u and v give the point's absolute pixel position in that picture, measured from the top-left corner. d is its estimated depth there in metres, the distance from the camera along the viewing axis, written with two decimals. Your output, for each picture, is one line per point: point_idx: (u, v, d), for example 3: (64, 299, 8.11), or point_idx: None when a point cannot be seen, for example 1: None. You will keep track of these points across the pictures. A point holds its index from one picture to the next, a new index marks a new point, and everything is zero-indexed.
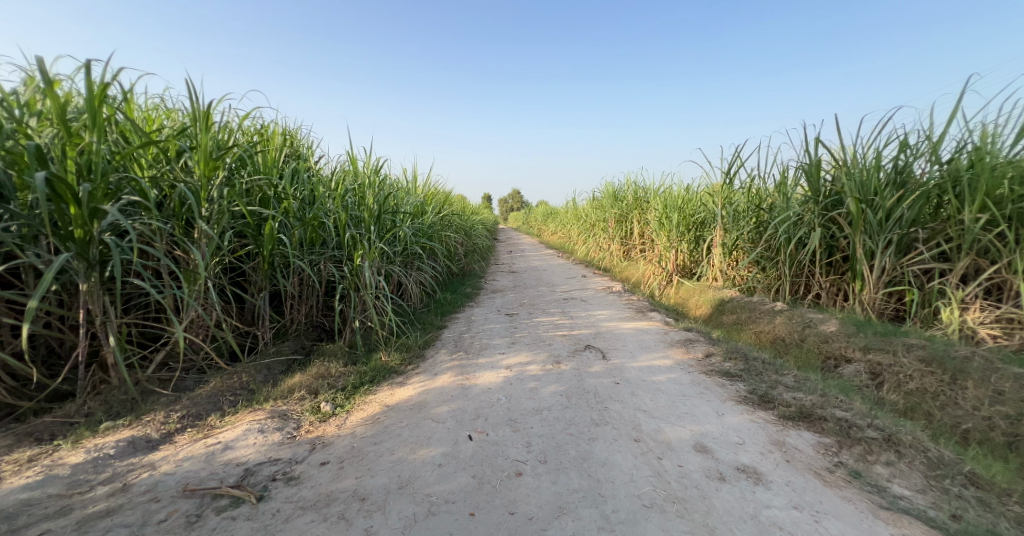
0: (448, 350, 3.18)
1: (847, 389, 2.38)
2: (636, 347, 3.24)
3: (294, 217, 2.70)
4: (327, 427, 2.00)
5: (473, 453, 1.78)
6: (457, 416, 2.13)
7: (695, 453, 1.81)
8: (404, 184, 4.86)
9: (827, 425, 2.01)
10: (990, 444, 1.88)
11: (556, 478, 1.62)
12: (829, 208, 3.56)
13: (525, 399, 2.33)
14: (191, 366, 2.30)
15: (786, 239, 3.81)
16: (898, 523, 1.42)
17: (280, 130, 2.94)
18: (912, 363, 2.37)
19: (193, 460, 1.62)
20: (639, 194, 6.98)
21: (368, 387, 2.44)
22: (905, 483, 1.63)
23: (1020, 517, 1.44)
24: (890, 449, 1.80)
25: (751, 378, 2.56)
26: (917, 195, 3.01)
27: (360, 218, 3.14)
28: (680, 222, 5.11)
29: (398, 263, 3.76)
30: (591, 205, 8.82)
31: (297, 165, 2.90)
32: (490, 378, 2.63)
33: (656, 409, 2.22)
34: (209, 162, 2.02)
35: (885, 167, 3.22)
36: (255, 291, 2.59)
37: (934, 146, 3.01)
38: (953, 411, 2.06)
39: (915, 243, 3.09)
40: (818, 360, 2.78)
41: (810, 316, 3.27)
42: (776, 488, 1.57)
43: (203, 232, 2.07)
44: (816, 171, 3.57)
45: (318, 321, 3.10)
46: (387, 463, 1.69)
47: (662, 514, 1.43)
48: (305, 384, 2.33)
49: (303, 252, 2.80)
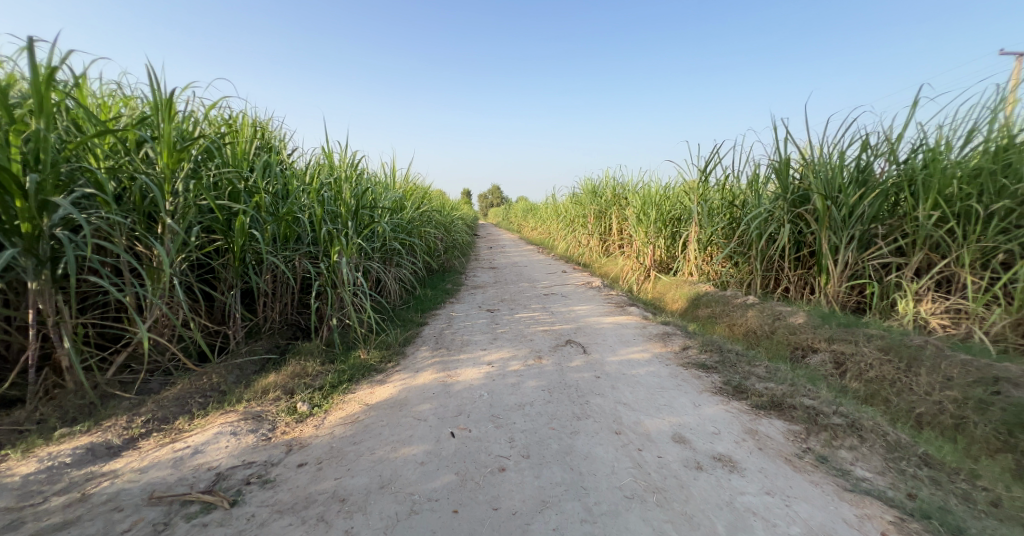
0: (429, 347, 3.14)
1: (813, 378, 2.47)
2: (615, 341, 3.28)
3: (267, 212, 2.60)
4: (304, 427, 1.94)
5: (456, 450, 1.76)
6: (439, 413, 2.11)
7: (673, 444, 1.85)
8: (382, 178, 4.77)
9: (796, 413, 2.07)
10: (940, 427, 1.99)
11: (539, 472, 1.62)
12: (797, 204, 3.67)
13: (507, 395, 2.33)
14: (157, 368, 2.19)
15: (758, 234, 3.92)
16: (860, 503, 1.48)
17: (249, 121, 2.82)
18: (872, 352, 2.49)
19: (159, 466, 1.55)
20: (617, 190, 7.06)
21: (347, 386, 2.39)
22: (867, 466, 1.70)
23: (967, 494, 1.53)
24: (853, 434, 1.88)
25: (725, 370, 2.63)
26: (877, 193, 3.15)
27: (336, 213, 3.06)
28: (656, 218, 5.17)
29: (375, 259, 3.70)
30: (571, 201, 8.87)
31: (268, 157, 2.80)
32: (472, 374, 2.62)
33: (635, 401, 2.26)
34: (172, 153, 1.92)
35: (848, 166, 3.35)
36: (225, 289, 2.49)
37: (893, 146, 3.14)
38: (908, 397, 2.16)
39: (874, 239, 3.24)
40: (787, 350, 2.88)
41: (779, 309, 3.37)
42: (749, 476, 1.61)
43: (168, 227, 1.96)
44: (785, 169, 3.68)
45: (293, 319, 3.01)
46: (368, 462, 1.66)
47: (643, 504, 1.45)
48: (281, 384, 2.26)
49: (276, 248, 2.72)
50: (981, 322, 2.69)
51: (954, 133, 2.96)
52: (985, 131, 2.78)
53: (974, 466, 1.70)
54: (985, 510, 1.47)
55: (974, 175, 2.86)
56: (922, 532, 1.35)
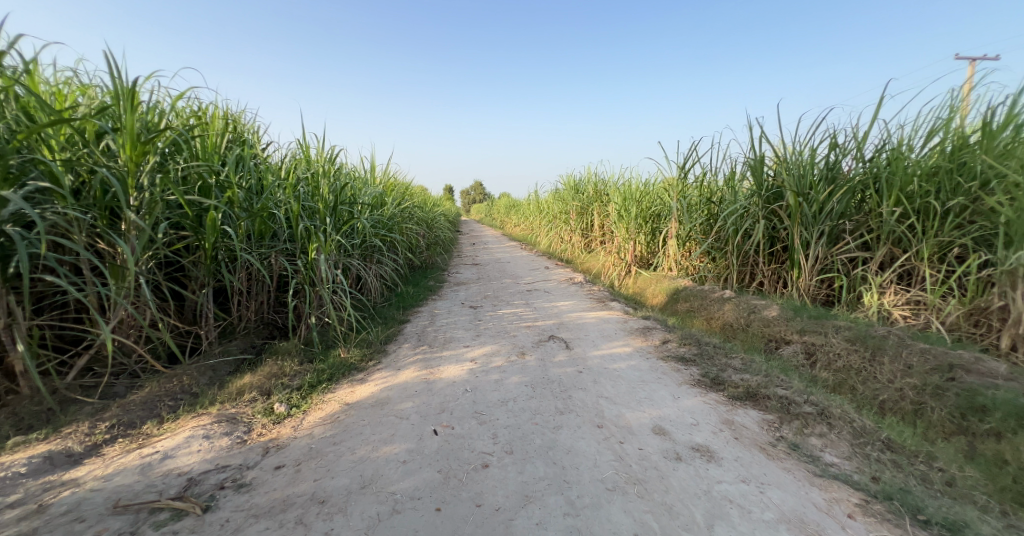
0: (411, 345, 3.11)
1: (786, 369, 2.55)
2: (597, 336, 3.31)
3: (240, 208, 2.52)
4: (282, 428, 1.89)
5: (439, 448, 1.75)
6: (422, 411, 2.09)
7: (654, 436, 1.88)
8: (361, 174, 4.68)
9: (770, 403, 2.13)
10: (901, 412, 2.08)
11: (522, 468, 1.62)
12: (771, 201, 3.77)
13: (490, 391, 2.32)
14: (122, 371, 2.09)
15: (734, 230, 4.01)
16: (829, 487, 1.53)
17: (220, 113, 2.72)
18: (841, 343, 2.58)
19: (125, 473, 1.48)
20: (599, 186, 7.10)
21: (326, 386, 2.34)
22: (836, 452, 1.76)
23: (925, 476, 1.61)
24: (823, 422, 1.94)
25: (703, 362, 2.69)
26: (845, 190, 3.26)
27: (314, 209, 3.00)
28: (637, 214, 5.23)
29: (355, 256, 3.63)
30: (553, 198, 8.89)
31: (240, 151, 2.70)
32: (455, 371, 2.60)
33: (617, 395, 2.28)
34: (136, 145, 1.83)
35: (818, 164, 3.45)
36: (197, 287, 2.40)
37: (859, 144, 3.25)
38: (873, 384, 2.25)
39: (843, 234, 3.35)
40: (762, 342, 2.96)
41: (754, 302, 3.46)
42: (726, 465, 1.65)
43: (132, 223, 1.87)
44: (760, 167, 3.77)
45: (270, 318, 2.93)
46: (349, 462, 1.63)
47: (624, 496, 1.47)
48: (257, 385, 2.20)
49: (251, 245, 2.64)
50: (937, 312, 2.82)
51: (916, 133, 3.07)
52: (942, 131, 2.90)
53: (931, 449, 1.79)
54: (941, 490, 1.55)
55: (932, 173, 2.98)
56: (885, 513, 1.41)
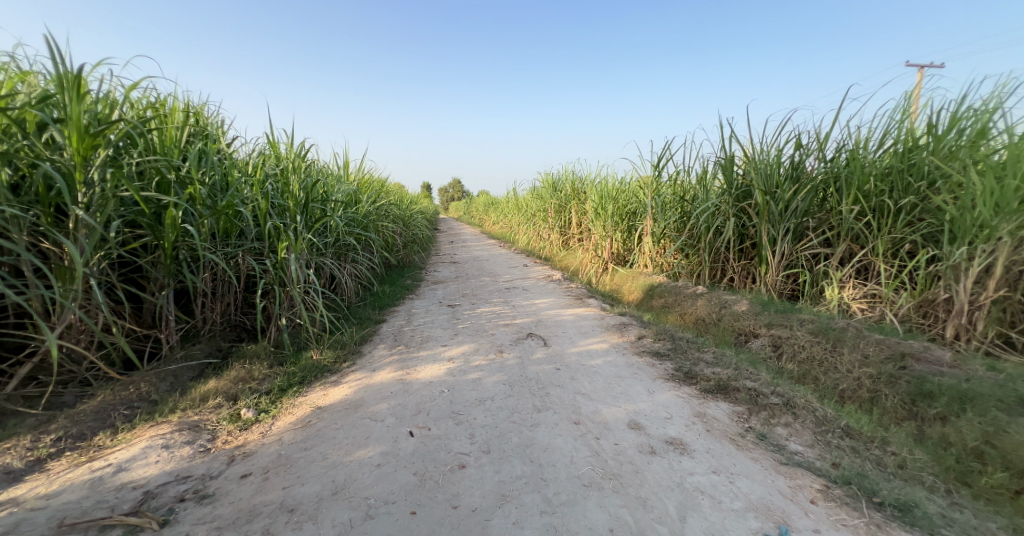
0: (386, 345, 3.05)
1: (754, 361, 2.63)
2: (574, 333, 3.33)
3: (203, 205, 2.40)
4: (249, 434, 1.82)
5: (415, 450, 1.72)
6: (397, 412, 2.05)
7: (629, 431, 1.90)
8: (334, 170, 4.55)
9: (740, 395, 2.20)
10: (859, 400, 2.19)
11: (499, 467, 1.61)
12: (740, 199, 3.89)
13: (467, 390, 2.30)
14: (71, 379, 1.96)
15: (706, 227, 4.11)
16: (794, 475, 1.59)
17: (181, 105, 2.59)
18: (805, 335, 2.68)
19: (73, 489, 1.39)
20: (577, 184, 7.14)
21: (297, 389, 2.27)
22: (800, 440, 1.83)
23: (880, 460, 1.69)
24: (788, 412, 2.01)
25: (676, 357, 2.74)
26: (808, 188, 3.39)
27: (284, 207, 2.90)
28: (614, 212, 5.29)
29: (328, 255, 3.54)
30: (531, 195, 8.89)
31: (203, 145, 2.58)
32: (432, 371, 2.57)
33: (593, 391, 2.30)
34: (83, 138, 1.72)
35: (784, 163, 3.57)
36: (156, 289, 2.28)
37: (821, 145, 3.38)
38: (834, 374, 2.35)
39: (806, 231, 3.48)
40: (732, 336, 3.05)
41: (725, 298, 3.56)
42: (698, 457, 1.69)
43: (81, 221, 1.77)
44: (730, 166, 3.87)
45: (237, 320, 2.82)
46: (320, 468, 1.58)
47: (600, 491, 1.48)
48: (223, 390, 2.11)
49: (216, 245, 2.53)
50: (891, 305, 2.96)
51: (872, 135, 3.22)
52: (895, 133, 3.05)
53: (885, 434, 1.89)
54: (893, 472, 1.63)
55: (886, 173, 3.13)
56: (844, 497, 1.47)
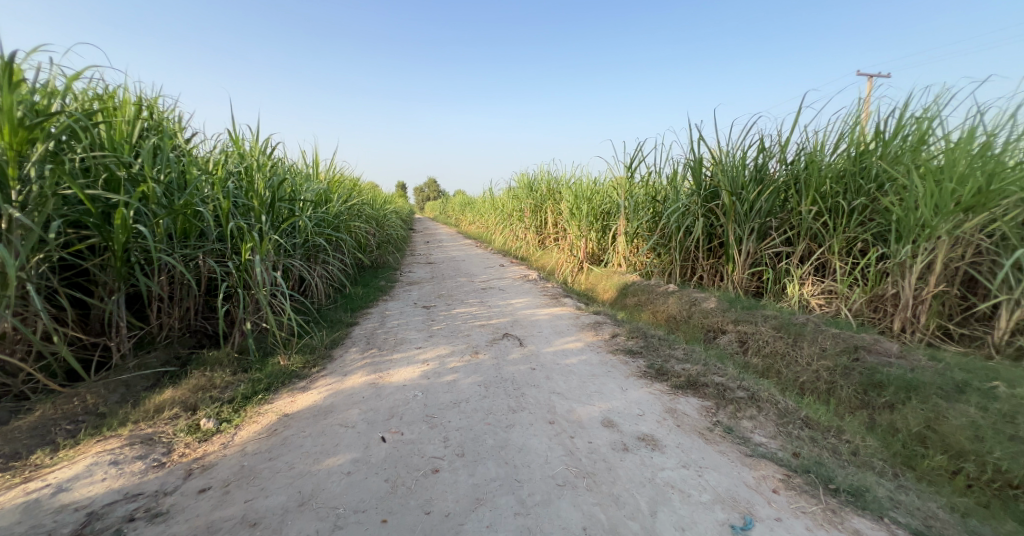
0: (358, 348, 2.98)
1: (722, 357, 2.71)
2: (550, 332, 3.34)
3: (158, 204, 2.26)
4: (209, 446, 1.73)
5: (387, 456, 1.68)
6: (369, 418, 1.99)
7: (603, 428, 1.92)
8: (302, 169, 4.41)
9: (708, 390, 2.26)
10: (817, 392, 2.29)
11: (473, 470, 1.59)
12: (708, 200, 4.00)
13: (442, 393, 2.27)
14: (6, 393, 1.82)
15: (676, 227, 4.21)
16: (758, 466, 1.64)
17: (133, 98, 2.45)
18: (769, 331, 2.78)
19: (6, 514, 1.28)
20: (552, 184, 7.18)
21: (262, 397, 2.18)
22: (764, 432, 1.90)
23: (837, 449, 1.77)
24: (753, 405, 2.08)
25: (649, 354, 2.79)
26: (771, 190, 3.53)
27: (248, 207, 2.79)
28: (588, 212, 5.35)
29: (296, 256, 3.42)
30: (508, 195, 8.89)
31: (158, 140, 2.44)
32: (406, 374, 2.52)
33: (568, 390, 2.31)
34: (18, 130, 1.59)
35: (749, 166, 3.70)
36: (105, 294, 2.14)
37: (782, 148, 3.53)
38: (795, 367, 2.45)
39: (769, 231, 3.62)
40: (701, 332, 3.13)
41: (695, 295, 3.65)
42: (669, 452, 1.72)
43: (16, 221, 1.63)
44: (698, 167, 3.98)
45: (197, 325, 2.69)
46: (285, 479, 1.52)
47: (574, 490, 1.48)
48: (180, 400, 2.00)
49: (173, 246, 2.40)
50: (846, 300, 3.12)
51: (828, 139, 3.38)
52: (849, 138, 3.21)
53: (841, 423, 1.98)
54: (848, 459, 1.71)
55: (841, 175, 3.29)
56: (803, 485, 1.53)
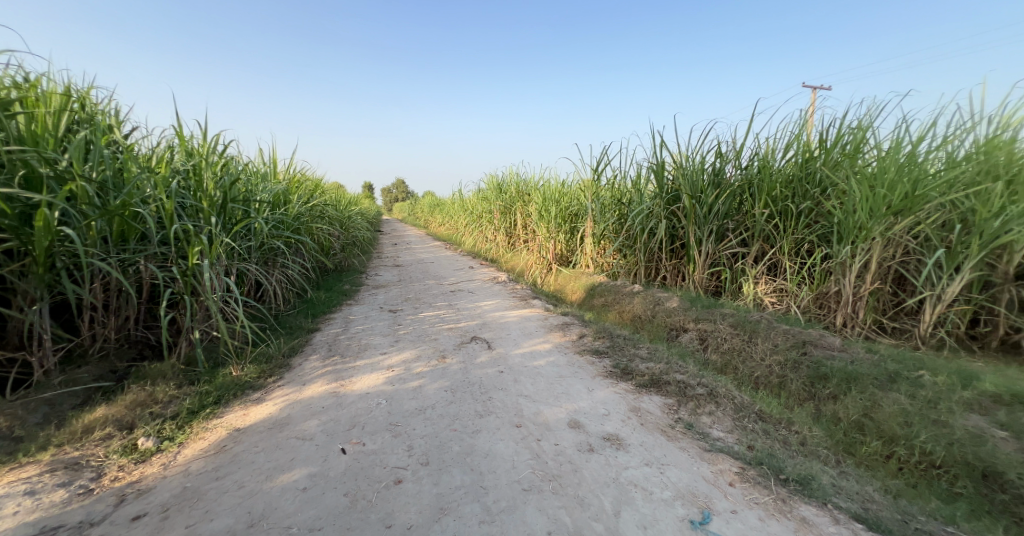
0: (319, 356, 2.85)
1: (684, 355, 2.79)
2: (518, 334, 3.33)
3: (89, 204, 2.08)
4: (147, 467, 1.60)
5: (347, 468, 1.60)
6: (328, 429, 1.90)
7: (569, 430, 1.92)
8: (258, 167, 4.19)
9: (670, 388, 2.31)
10: (771, 386, 2.40)
11: (438, 479, 1.55)
12: (670, 202, 4.12)
13: (407, 400, 2.20)
14: None
15: (641, 229, 4.31)
16: (716, 460, 1.69)
17: (61, 87, 2.24)
18: (727, 328, 2.89)
19: None
20: (521, 186, 7.19)
21: (211, 411, 2.04)
22: (722, 427, 1.96)
23: (788, 440, 1.86)
24: (712, 401, 2.15)
25: (614, 354, 2.83)
26: (727, 194, 3.68)
27: (197, 208, 2.62)
28: (556, 214, 5.38)
29: (251, 260, 3.24)
30: (477, 197, 8.84)
31: (90, 134, 2.25)
32: (370, 382, 2.43)
33: (535, 392, 2.30)
34: None
35: (707, 170, 3.85)
36: (26, 304, 1.94)
37: (737, 154, 3.69)
38: (750, 363, 2.56)
39: (727, 232, 3.77)
40: (665, 331, 3.21)
41: (658, 295, 3.75)
42: (633, 451, 1.74)
43: None
44: (661, 171, 4.10)
45: (138, 336, 2.49)
46: (233, 499, 1.42)
47: (539, 494, 1.47)
48: (115, 418, 1.84)
49: (109, 250, 2.21)
50: (796, 298, 3.29)
51: (779, 145, 3.56)
52: (796, 145, 3.40)
53: (791, 415, 2.08)
54: (797, 449, 1.80)
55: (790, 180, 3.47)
56: (757, 477, 1.59)
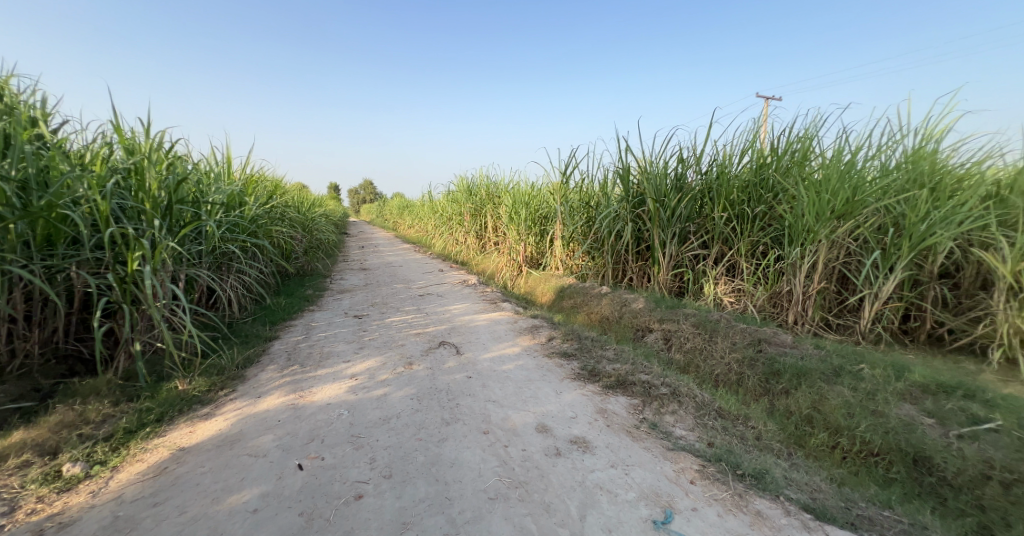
0: (277, 366, 2.71)
1: (649, 355, 2.85)
2: (487, 338, 3.30)
3: (7, 205, 1.88)
4: (74, 497, 1.45)
5: (303, 485, 1.52)
6: (284, 444, 1.80)
7: (537, 434, 1.91)
8: (211, 167, 3.96)
9: (636, 388, 2.35)
10: (730, 383, 2.48)
11: (401, 492, 1.49)
12: (636, 206, 4.21)
13: (370, 409, 2.12)
14: None
15: (608, 231, 4.38)
16: (679, 459, 1.73)
17: None
18: (689, 328, 2.97)
19: None
20: (491, 188, 7.16)
21: (152, 430, 1.89)
22: (684, 425, 2.01)
23: (746, 436, 1.92)
24: (675, 400, 2.20)
25: (582, 356, 2.85)
26: (689, 198, 3.81)
27: (138, 210, 2.43)
28: (526, 217, 5.39)
29: (202, 266, 3.05)
30: (447, 199, 8.72)
31: (10, 128, 2.04)
32: (331, 392, 2.32)
33: (503, 397, 2.28)
34: None
35: (670, 175, 3.96)
36: None
37: (697, 160, 3.82)
38: (712, 361, 2.64)
39: (689, 235, 3.89)
40: (631, 332, 3.27)
41: (625, 296, 3.82)
42: (599, 453, 1.75)
43: None
44: (626, 175, 4.19)
45: (67, 350, 2.28)
46: (174, 526, 1.31)
47: (506, 503, 1.44)
48: (37, 443, 1.67)
49: (32, 256, 2.01)
50: (752, 297, 3.43)
51: (735, 152, 3.71)
52: (751, 152, 3.56)
53: (748, 411, 2.16)
54: (753, 444, 1.87)
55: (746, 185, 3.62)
56: (716, 474, 1.63)
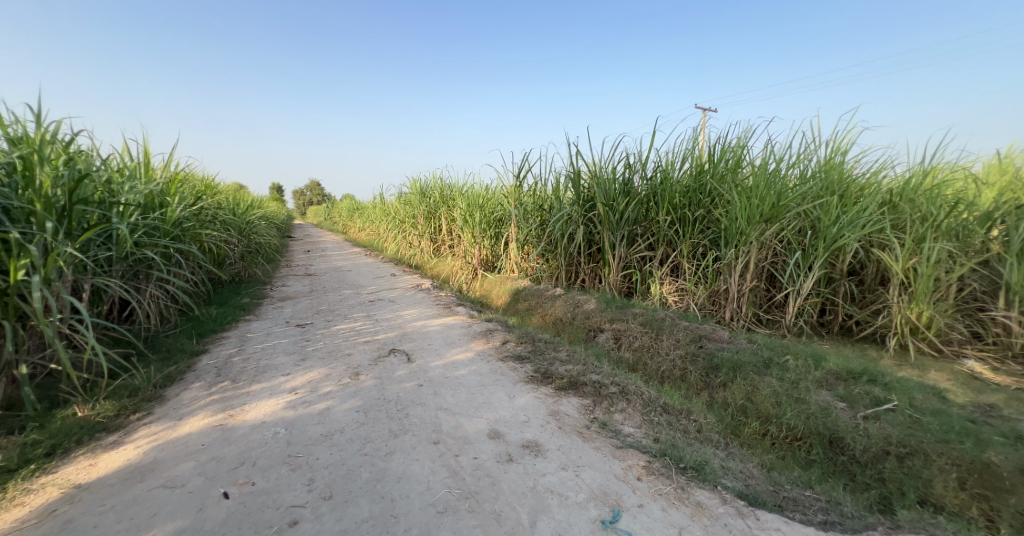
0: (203, 383, 2.45)
1: (600, 355, 2.89)
2: (440, 344, 3.20)
3: None
4: None
5: (228, 516, 1.36)
6: (208, 470, 1.62)
7: (489, 441, 1.85)
8: (126, 163, 3.54)
9: (587, 389, 2.37)
10: (674, 379, 2.57)
11: (342, 513, 1.38)
12: (587, 209, 4.29)
13: (310, 425, 1.97)
14: None
15: (561, 234, 4.43)
16: (627, 457, 1.75)
17: None
18: (637, 327, 3.06)
19: None
20: (445, 191, 7.02)
21: (39, 466, 1.62)
22: (632, 423, 2.04)
23: (690, 429, 1.99)
24: (624, 398, 2.24)
25: (535, 358, 2.84)
26: (635, 202, 3.93)
27: (25, 211, 2.09)
28: (480, 220, 5.33)
29: (110, 276, 2.70)
30: (399, 201, 8.45)
31: None
32: (266, 408, 2.13)
33: (455, 404, 2.21)
34: None
35: (618, 180, 4.08)
36: None
37: (643, 165, 3.96)
38: (659, 359, 2.72)
39: (636, 237, 4.02)
40: (584, 333, 3.31)
41: (578, 297, 3.87)
42: (550, 456, 1.73)
43: None
44: (577, 179, 4.25)
45: None
46: None
47: (454, 515, 1.38)
48: None
49: None
50: (694, 296, 3.60)
51: (678, 159, 3.88)
52: (690, 158, 3.75)
53: (690, 405, 2.25)
54: (695, 437, 1.94)
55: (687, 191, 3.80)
56: (661, 469, 1.66)
